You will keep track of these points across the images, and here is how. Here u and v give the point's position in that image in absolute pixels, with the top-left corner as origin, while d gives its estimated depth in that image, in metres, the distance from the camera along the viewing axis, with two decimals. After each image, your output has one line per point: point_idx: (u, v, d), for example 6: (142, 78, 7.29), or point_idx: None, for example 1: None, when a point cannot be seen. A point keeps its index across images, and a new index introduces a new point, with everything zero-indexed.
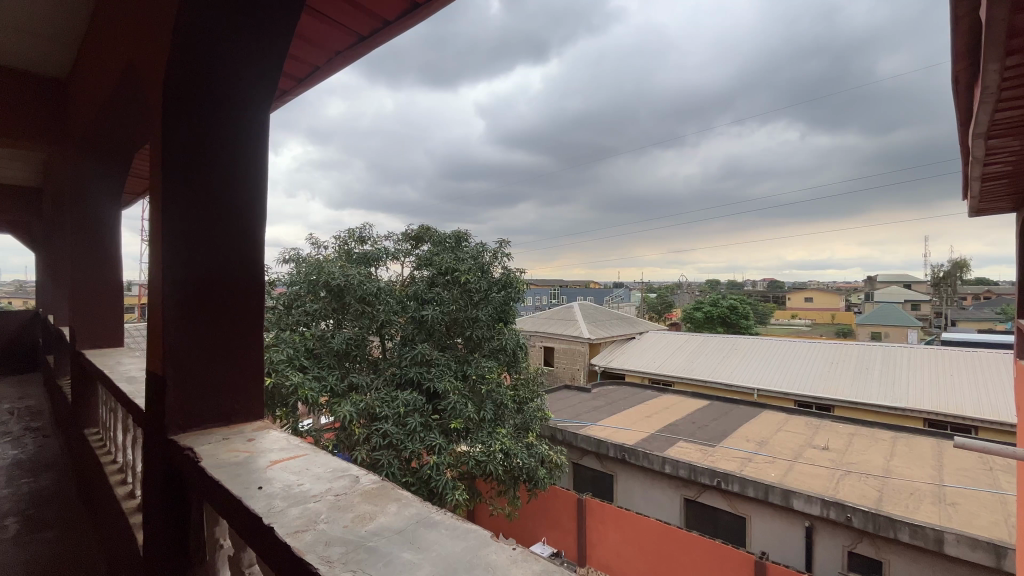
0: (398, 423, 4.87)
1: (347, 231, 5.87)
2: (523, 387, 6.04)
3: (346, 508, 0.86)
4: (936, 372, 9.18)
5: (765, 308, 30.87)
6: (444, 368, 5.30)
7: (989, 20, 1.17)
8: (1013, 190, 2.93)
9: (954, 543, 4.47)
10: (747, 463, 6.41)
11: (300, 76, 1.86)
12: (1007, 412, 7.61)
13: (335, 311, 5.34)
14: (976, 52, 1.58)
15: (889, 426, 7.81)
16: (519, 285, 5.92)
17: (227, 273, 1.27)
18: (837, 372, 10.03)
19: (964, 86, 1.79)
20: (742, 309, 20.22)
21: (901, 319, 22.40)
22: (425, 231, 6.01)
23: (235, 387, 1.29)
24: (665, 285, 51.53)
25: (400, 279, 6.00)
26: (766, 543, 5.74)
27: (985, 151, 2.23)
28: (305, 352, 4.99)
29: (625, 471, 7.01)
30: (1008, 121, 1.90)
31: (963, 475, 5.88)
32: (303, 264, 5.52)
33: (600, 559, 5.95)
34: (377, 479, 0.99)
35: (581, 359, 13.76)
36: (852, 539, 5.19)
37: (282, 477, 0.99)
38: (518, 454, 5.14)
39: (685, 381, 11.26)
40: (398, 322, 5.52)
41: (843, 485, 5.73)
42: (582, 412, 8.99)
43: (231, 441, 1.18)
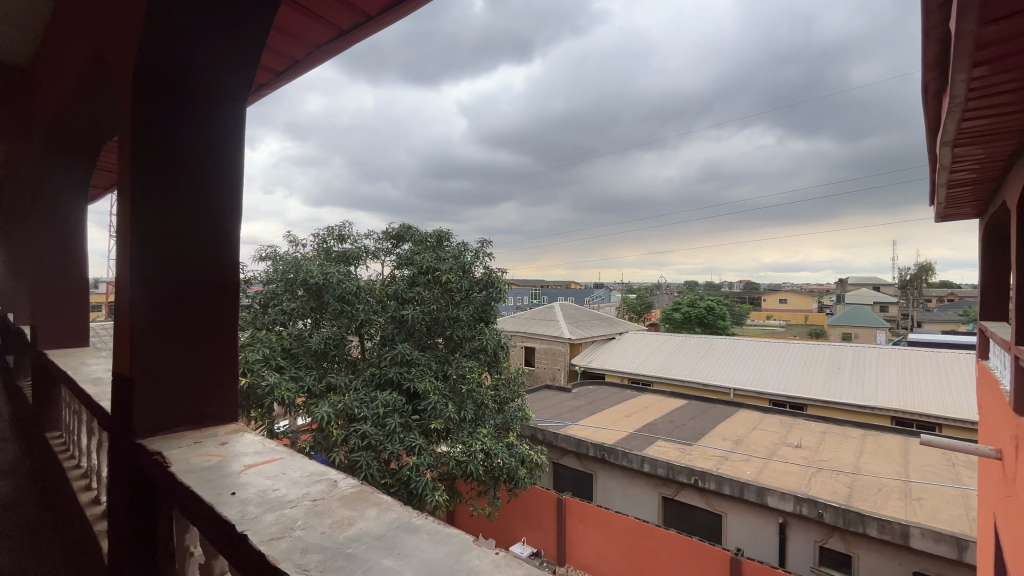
0: (377, 424, 4.80)
1: (326, 229, 5.76)
2: (504, 387, 6.04)
3: (323, 514, 0.84)
4: (902, 372, 9.51)
5: (740, 309, 31.55)
6: (424, 368, 5.24)
7: (959, 31, 1.21)
8: (976, 197, 3.05)
9: (919, 537, 4.62)
10: (723, 462, 6.53)
11: (279, 70, 1.81)
12: (969, 410, 7.92)
13: (313, 310, 5.23)
14: (946, 62, 1.63)
15: (859, 424, 8.05)
16: (500, 285, 5.86)
17: (201, 271, 1.23)
18: (809, 372, 10.30)
19: (933, 95, 1.85)
20: (718, 310, 20.65)
21: (870, 321, 23.17)
22: (406, 230, 5.92)
23: (205, 389, 1.25)
24: (645, 286, 52.22)
25: (379, 279, 5.92)
26: (741, 540, 5.85)
27: (952, 159, 2.30)
28: (281, 351, 4.90)
29: (604, 471, 7.07)
30: (974, 130, 1.96)
31: (928, 472, 6.10)
32: (280, 262, 5.38)
33: (579, 557, 5.98)
34: (355, 484, 0.97)
35: (561, 359, 13.85)
36: (823, 534, 5.33)
37: (257, 482, 0.96)
38: (499, 454, 5.13)
39: (663, 381, 11.43)
40: (377, 322, 5.44)
41: (815, 481, 5.88)
42: (562, 412, 9.05)
43: (202, 445, 1.13)
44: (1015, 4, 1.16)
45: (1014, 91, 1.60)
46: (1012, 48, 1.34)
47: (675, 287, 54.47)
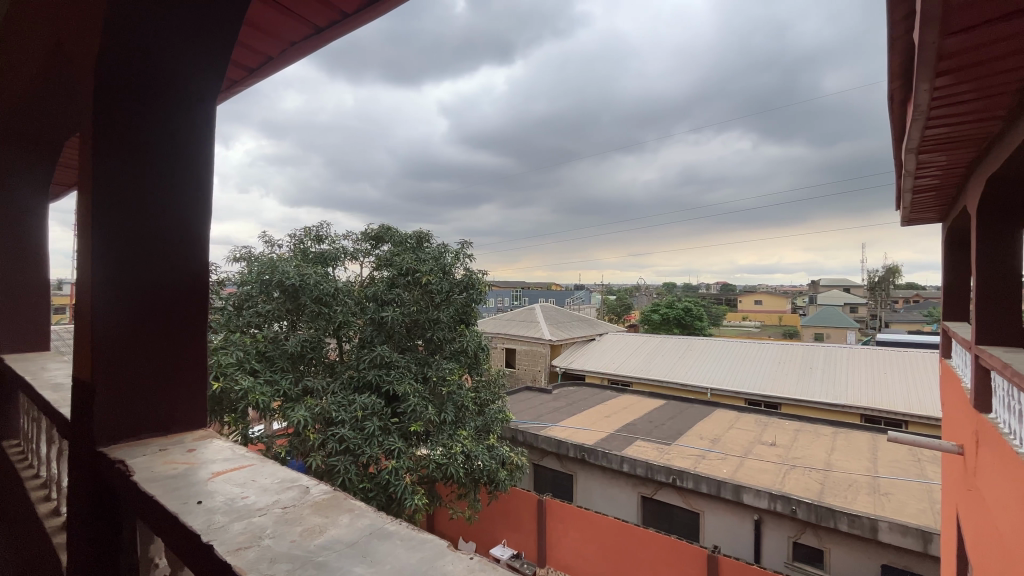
0: (356, 428, 4.73)
1: (303, 229, 5.66)
2: (484, 390, 6.01)
3: (293, 521, 0.82)
4: (871, 371, 9.82)
5: (717, 310, 32.21)
6: (404, 370, 5.19)
7: (922, 42, 1.25)
8: (939, 202, 3.17)
9: (887, 530, 4.77)
10: (701, 460, 6.63)
11: (252, 66, 1.77)
12: (933, 407, 8.21)
13: (289, 312, 5.11)
14: (910, 71, 1.68)
15: (830, 422, 8.27)
16: (481, 287, 5.83)
17: (169, 273, 1.20)
18: (783, 371, 10.55)
19: (899, 103, 1.91)
20: (696, 312, 21.01)
21: (840, 322, 23.91)
22: (386, 231, 5.85)
23: (171, 394, 1.21)
24: (625, 288, 52.80)
25: (358, 280, 5.84)
26: (718, 537, 5.95)
27: (917, 165, 2.38)
28: (256, 354, 4.79)
29: (584, 471, 7.11)
30: (939, 137, 2.04)
31: (895, 467, 6.31)
32: (255, 262, 5.24)
33: (560, 558, 6.00)
34: (327, 490, 0.95)
35: (542, 360, 13.91)
36: (796, 530, 5.46)
37: (225, 490, 0.93)
38: (479, 456, 5.12)
39: (642, 381, 11.58)
40: (356, 323, 5.37)
41: (789, 478, 6.02)
42: (543, 413, 9.08)
43: (168, 452, 1.10)
44: (978, 16, 1.20)
45: (974, 100, 1.66)
46: (973, 58, 1.39)
47: (654, 288, 55.15)
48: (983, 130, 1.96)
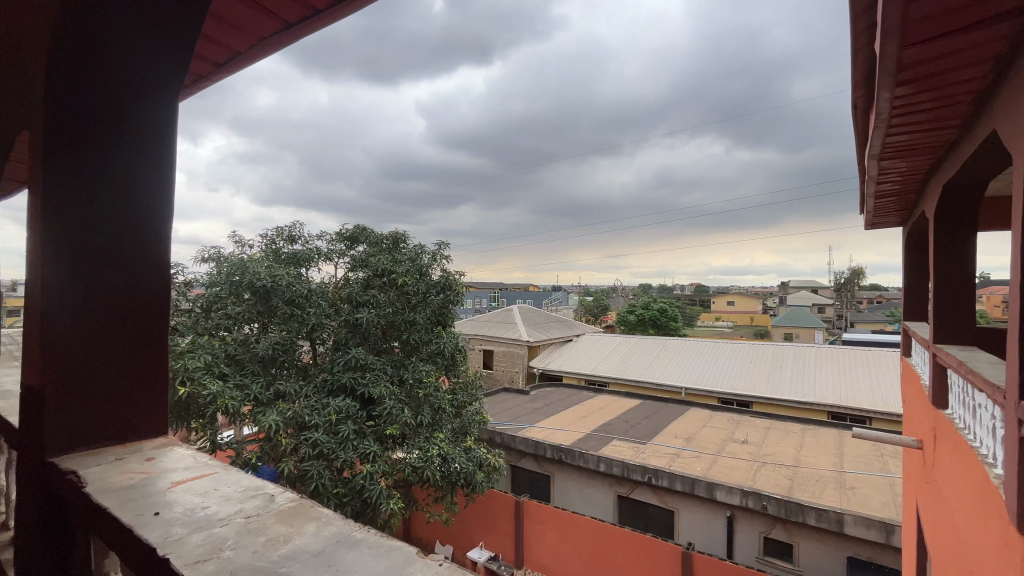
0: (330, 431, 4.63)
1: (276, 229, 5.53)
2: (461, 392, 5.96)
3: (256, 531, 0.79)
4: (837, 369, 10.15)
5: (692, 311, 32.85)
6: (379, 372, 5.11)
7: (882, 53, 1.30)
8: (900, 207, 3.30)
9: (852, 523, 4.93)
10: (675, 459, 6.74)
11: (220, 61, 1.71)
12: (895, 403, 8.53)
13: (260, 314, 4.96)
14: (871, 80, 1.75)
15: (799, 419, 8.52)
16: (458, 288, 5.79)
17: (127, 274, 1.15)
18: (754, 370, 10.82)
19: (862, 111, 1.98)
20: (670, 312, 21.40)
21: (809, 322, 24.68)
22: (361, 231, 5.77)
23: (130, 398, 1.17)
24: (602, 288, 53.41)
25: (332, 281, 5.73)
26: (692, 534, 6.05)
27: (879, 171, 2.47)
28: (225, 358, 4.64)
29: (561, 472, 7.14)
30: (899, 144, 2.12)
31: (859, 462, 6.55)
32: (224, 263, 5.08)
33: (537, 559, 6.00)
34: (294, 498, 0.93)
35: (520, 362, 13.93)
36: (767, 525, 5.60)
37: (185, 500, 0.90)
38: (456, 459, 5.09)
39: (618, 381, 11.72)
40: (330, 325, 5.26)
41: (760, 475, 6.18)
42: (520, 414, 9.09)
43: (125, 461, 1.05)
44: (935, 28, 1.25)
45: (930, 110, 1.73)
46: (931, 69, 1.45)
47: (631, 289, 55.90)
48: (940, 138, 2.04)
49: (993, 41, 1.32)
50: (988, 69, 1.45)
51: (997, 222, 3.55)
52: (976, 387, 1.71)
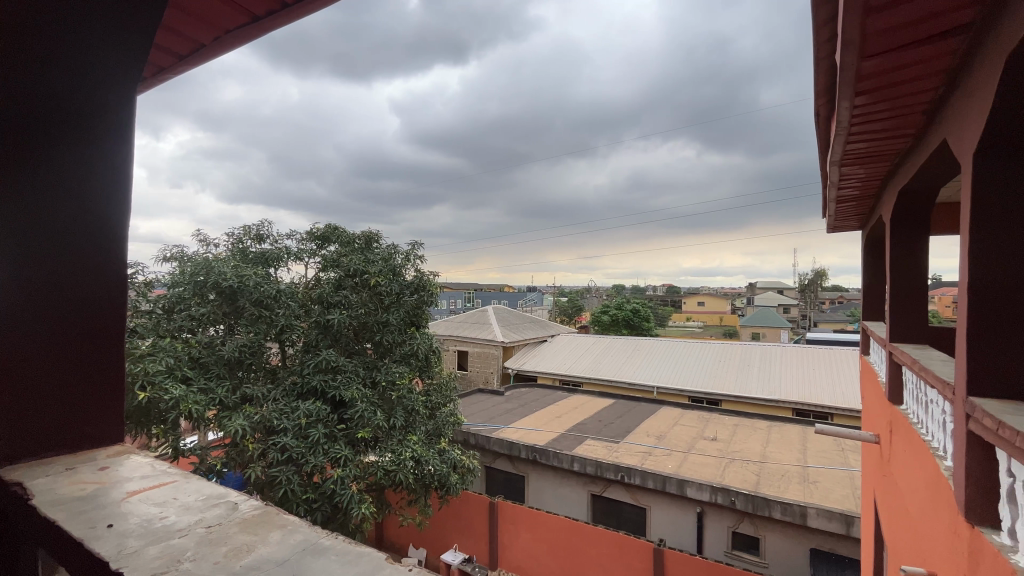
0: (299, 436, 4.53)
1: (242, 227, 5.36)
2: (436, 393, 5.91)
3: (218, 541, 0.77)
4: (801, 367, 10.51)
5: (663, 312, 33.51)
6: (351, 375, 5.02)
7: (844, 64, 1.35)
8: (860, 211, 3.43)
9: (815, 516, 5.11)
10: (647, 457, 6.85)
11: (182, 53, 1.64)
12: (854, 399, 8.90)
13: (226, 316, 4.80)
14: (833, 90, 1.82)
15: (765, 416, 8.79)
16: (432, 289, 5.74)
17: (79, 272, 1.10)
18: (723, 369, 11.11)
19: (824, 118, 2.05)
20: (643, 313, 21.76)
21: (775, 322, 25.46)
22: (333, 231, 5.66)
23: (83, 403, 1.11)
24: (577, 289, 53.89)
25: (302, 281, 5.60)
26: (663, 531, 6.16)
27: (840, 177, 2.58)
28: (188, 361, 4.45)
29: (536, 472, 7.17)
30: (858, 152, 2.21)
31: (822, 456, 6.80)
32: (188, 263, 4.88)
33: (511, 560, 6.00)
34: (258, 505, 0.90)
35: (494, 363, 13.90)
36: (735, 520, 5.75)
37: (141, 511, 0.86)
38: (430, 461, 5.05)
39: (592, 381, 11.85)
40: (300, 327, 5.14)
41: (728, 471, 6.34)
42: (495, 415, 9.07)
43: (76, 472, 1.00)
44: (891, 42, 1.30)
45: (888, 119, 1.81)
46: (886, 81, 1.52)
47: (604, 290, 56.57)
48: (896, 146, 2.14)
49: (943, 55, 1.38)
50: (939, 81, 1.53)
51: (948, 227, 3.74)
52: (929, 384, 1.80)
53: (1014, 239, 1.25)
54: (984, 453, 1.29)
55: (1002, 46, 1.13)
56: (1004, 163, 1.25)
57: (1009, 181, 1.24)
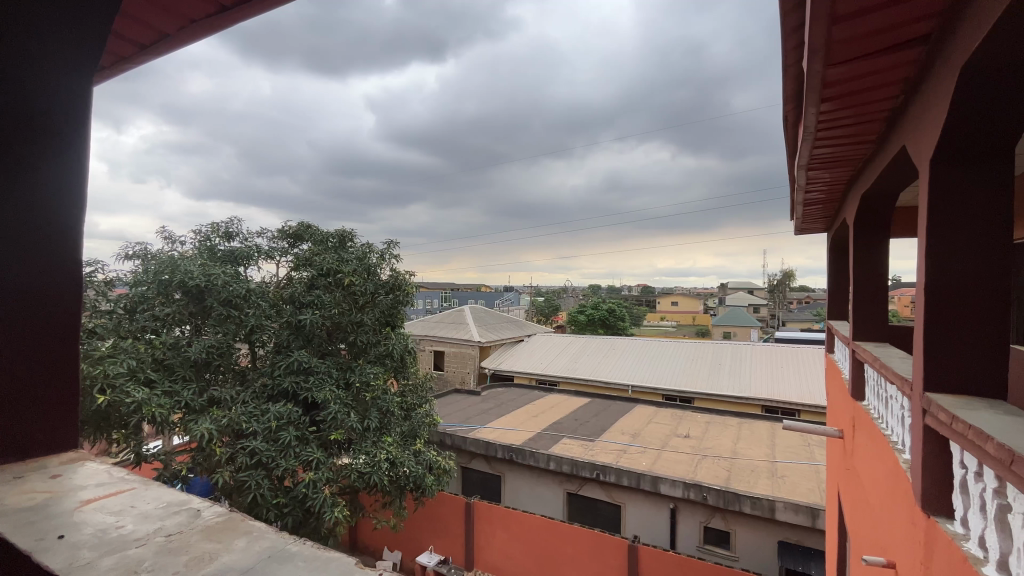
0: (269, 439, 4.41)
1: (210, 224, 5.18)
2: (411, 394, 5.85)
3: (178, 550, 0.75)
4: (770, 365, 10.82)
5: (638, 312, 34.06)
6: (324, 376, 4.93)
7: (811, 71, 1.39)
8: (825, 213, 3.55)
9: (783, 510, 5.26)
10: (622, 455, 6.93)
11: (145, 43, 1.58)
12: (820, 396, 9.21)
13: (192, 316, 4.64)
14: (799, 96, 1.88)
15: (736, 413, 9.02)
16: (408, 288, 5.69)
17: (32, 270, 1.07)
18: (696, 367, 11.34)
19: (792, 124, 2.12)
20: (619, 312, 21.98)
21: (746, 321, 26.12)
22: (305, 229, 5.53)
23: (33, 409, 1.08)
24: (553, 289, 54.10)
25: (273, 280, 5.46)
26: (638, 527, 6.25)
27: (806, 181, 2.66)
28: (152, 362, 4.28)
29: (512, 472, 7.18)
30: (823, 157, 2.29)
31: (789, 452, 7.01)
32: (152, 260, 4.69)
33: (488, 560, 5.99)
34: (221, 512, 0.89)
35: (471, 363, 13.84)
36: (707, 515, 5.88)
37: (95, 520, 0.83)
38: (405, 462, 5.00)
39: (568, 380, 11.93)
40: (271, 327, 5.01)
41: (701, 467, 6.47)
42: (471, 415, 9.04)
43: (25, 480, 0.95)
44: (854, 51, 1.35)
45: (850, 125, 1.88)
46: (849, 89, 1.58)
47: (580, 290, 57.04)
48: (858, 152, 2.22)
49: (902, 65, 1.44)
50: (898, 90, 1.59)
51: (907, 230, 3.91)
52: (888, 380, 1.87)
53: (965, 243, 1.32)
54: (939, 446, 1.35)
55: (956, 58, 1.19)
56: (958, 170, 1.31)
57: (960, 188, 1.30)
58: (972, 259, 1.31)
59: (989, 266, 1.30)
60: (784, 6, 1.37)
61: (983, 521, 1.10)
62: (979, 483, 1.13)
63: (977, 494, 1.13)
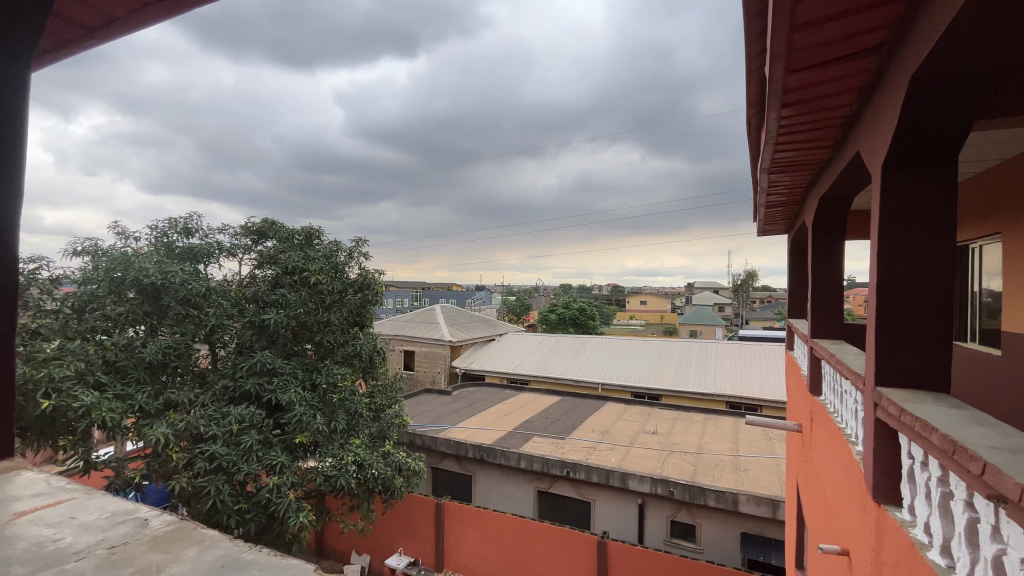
0: (230, 443, 4.26)
1: (167, 220, 4.96)
2: (380, 394, 5.75)
3: (118, 563, 0.88)
4: (734, 362, 11.16)
5: (608, 310, 34.56)
6: (289, 377, 4.79)
7: (772, 76, 1.43)
8: (786, 216, 3.70)
9: (746, 502, 5.43)
10: (592, 452, 7.01)
11: (93, 26, 1.49)
12: (781, 392, 9.54)
13: (147, 316, 4.42)
14: (761, 100, 1.93)
15: (702, 409, 9.26)
16: (377, 287, 5.59)
17: None
18: (664, 365, 11.58)
19: (755, 128, 2.18)
20: (589, 311, 22.22)
21: (711, 319, 26.94)
22: (270, 225, 5.36)
23: None
24: (525, 288, 54.26)
25: (236, 278, 5.26)
26: (607, 523, 6.34)
27: (768, 184, 2.75)
28: (103, 364, 4.05)
29: (483, 471, 7.16)
30: (785, 160, 2.37)
31: (752, 446, 7.25)
32: (103, 257, 4.44)
33: (458, 560, 5.96)
34: (167, 522, 1.04)
35: (441, 363, 13.72)
36: (673, 509, 6.01)
37: (31, 534, 0.96)
38: (373, 464, 4.91)
39: (539, 379, 11.98)
40: (232, 327, 4.83)
41: (668, 463, 6.62)
42: (442, 415, 8.98)
43: None
44: (814, 58, 1.40)
45: (809, 130, 1.96)
46: (807, 95, 1.64)
47: (552, 289, 57.43)
48: (817, 156, 2.31)
49: (857, 74, 1.51)
50: (854, 97, 1.66)
51: (862, 232, 4.09)
52: (844, 376, 1.95)
53: (915, 243, 1.38)
54: (891, 439, 1.41)
55: (906, 67, 1.24)
56: (909, 174, 1.37)
57: (912, 192, 1.36)
58: (922, 258, 1.38)
59: (935, 266, 1.37)
60: (747, 13, 1.41)
61: (927, 508, 1.16)
62: (925, 472, 1.19)
63: (923, 483, 1.19)
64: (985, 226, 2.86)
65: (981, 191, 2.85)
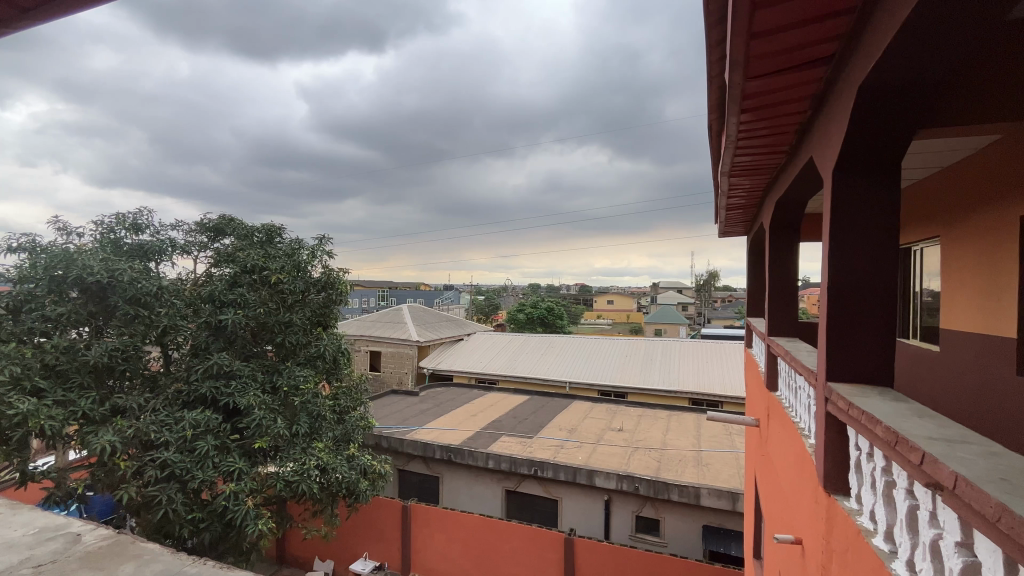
0: (183, 449, 4.07)
1: (114, 215, 4.69)
2: (345, 396, 5.61)
3: None
4: (697, 360, 11.46)
5: (576, 310, 34.97)
6: (247, 379, 4.61)
7: (731, 82, 1.48)
8: (745, 218, 3.82)
9: (707, 495, 5.58)
10: (559, 450, 7.07)
11: (26, 6, 1.40)
12: (741, 388, 9.87)
13: (92, 316, 4.17)
14: (722, 105, 1.99)
15: (666, 406, 9.48)
16: (342, 286, 5.45)
17: None
18: (630, 363, 11.79)
19: (716, 132, 2.25)
20: (557, 311, 22.41)
21: (675, 318, 27.64)
22: (227, 222, 5.14)
23: None
24: (494, 288, 54.24)
25: (190, 277, 5.03)
26: (574, 520, 6.41)
27: (729, 187, 2.84)
28: (41, 369, 3.79)
29: (450, 472, 7.10)
30: (744, 164, 2.44)
31: (713, 441, 7.47)
32: (42, 253, 4.15)
33: (425, 561, 5.89)
34: None
35: (409, 363, 13.54)
36: (638, 505, 6.12)
37: None
38: (337, 468, 4.79)
39: (507, 378, 11.99)
40: (186, 328, 4.61)
41: (633, 459, 6.74)
42: (409, 416, 8.86)
43: None
44: (769, 65, 1.45)
45: (766, 136, 2.03)
46: (764, 102, 1.69)
47: (521, 289, 57.64)
48: (774, 161, 2.40)
49: (810, 83, 1.57)
50: (807, 105, 1.73)
51: (814, 234, 4.27)
52: (797, 371, 2.03)
53: (862, 246, 1.45)
54: (840, 431, 1.47)
55: (855, 76, 1.30)
56: (857, 179, 1.44)
57: (859, 196, 1.43)
58: (870, 260, 1.44)
59: (881, 267, 1.44)
60: (708, 19, 1.44)
61: (873, 497, 1.21)
62: (871, 462, 1.24)
63: (869, 472, 1.24)
64: (926, 230, 3.04)
65: (923, 197, 3.02)
